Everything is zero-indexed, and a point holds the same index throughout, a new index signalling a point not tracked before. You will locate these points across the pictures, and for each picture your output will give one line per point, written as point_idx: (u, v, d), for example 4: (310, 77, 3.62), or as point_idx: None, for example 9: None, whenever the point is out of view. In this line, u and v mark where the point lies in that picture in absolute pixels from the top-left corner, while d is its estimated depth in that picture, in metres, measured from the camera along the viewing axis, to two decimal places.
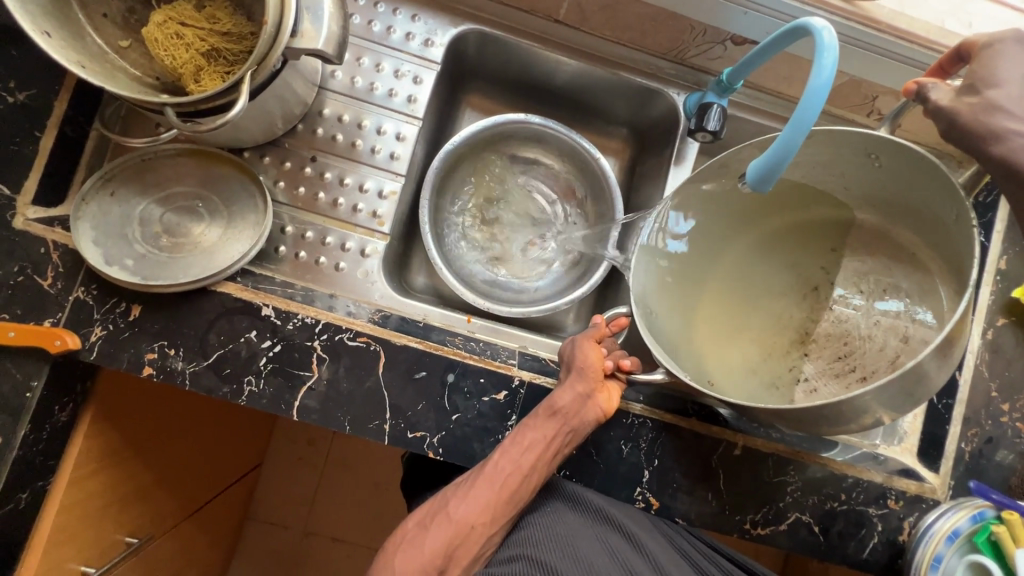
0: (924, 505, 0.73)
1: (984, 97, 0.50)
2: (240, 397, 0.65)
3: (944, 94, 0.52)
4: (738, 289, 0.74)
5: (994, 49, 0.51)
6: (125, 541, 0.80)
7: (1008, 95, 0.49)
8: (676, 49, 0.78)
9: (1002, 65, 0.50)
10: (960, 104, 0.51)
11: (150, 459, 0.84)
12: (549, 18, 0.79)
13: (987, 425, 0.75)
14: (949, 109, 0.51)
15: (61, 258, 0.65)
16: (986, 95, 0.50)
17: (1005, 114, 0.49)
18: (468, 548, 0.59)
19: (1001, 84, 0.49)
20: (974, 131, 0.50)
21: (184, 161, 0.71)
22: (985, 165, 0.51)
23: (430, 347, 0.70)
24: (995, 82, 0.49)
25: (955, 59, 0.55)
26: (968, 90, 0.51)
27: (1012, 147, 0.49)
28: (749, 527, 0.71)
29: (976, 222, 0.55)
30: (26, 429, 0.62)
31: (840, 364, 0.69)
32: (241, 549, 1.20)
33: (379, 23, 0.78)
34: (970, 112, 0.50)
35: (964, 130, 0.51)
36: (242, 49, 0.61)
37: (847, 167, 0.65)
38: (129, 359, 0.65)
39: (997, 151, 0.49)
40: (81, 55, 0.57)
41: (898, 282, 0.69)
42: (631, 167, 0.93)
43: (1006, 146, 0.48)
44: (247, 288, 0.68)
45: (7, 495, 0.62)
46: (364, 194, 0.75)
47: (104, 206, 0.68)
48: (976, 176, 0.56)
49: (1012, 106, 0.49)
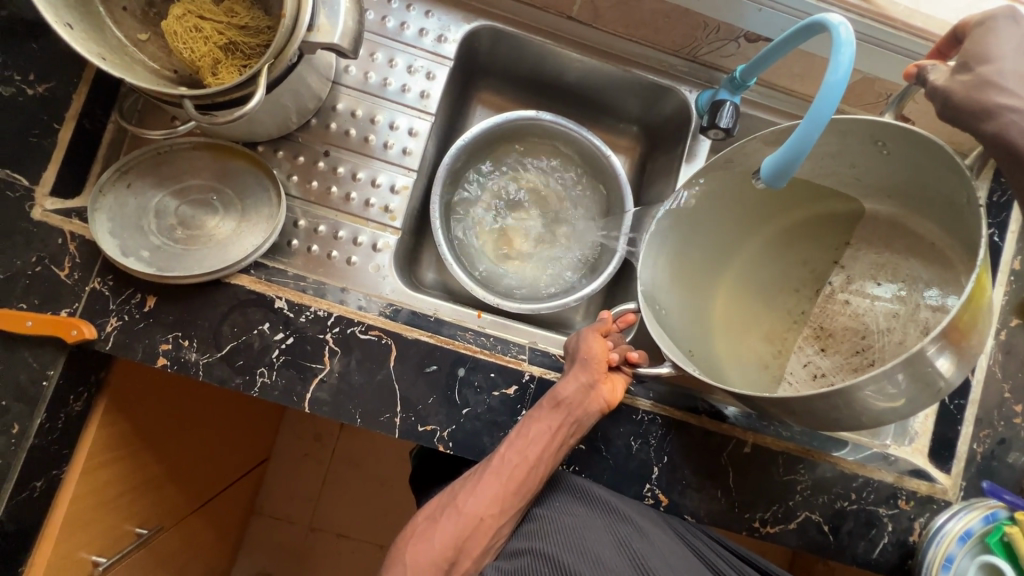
0: (934, 506, 0.72)
1: (977, 73, 0.49)
2: (252, 388, 0.66)
3: (942, 74, 0.52)
4: (748, 286, 0.76)
5: (985, 27, 0.50)
6: (136, 532, 0.81)
7: (1000, 70, 0.49)
8: (688, 46, 0.78)
9: (996, 42, 0.50)
10: (953, 82, 0.51)
11: (161, 451, 0.84)
12: (561, 14, 0.79)
13: (1000, 426, 0.74)
14: (943, 88, 0.51)
15: (78, 249, 0.66)
16: (979, 72, 0.50)
17: (999, 90, 0.48)
18: (478, 540, 0.59)
19: (995, 60, 0.49)
20: (968, 110, 0.50)
21: (199, 155, 0.72)
22: (983, 144, 0.51)
23: (441, 341, 0.70)
24: (988, 58, 0.49)
25: (952, 42, 0.55)
26: (962, 69, 0.51)
27: (1006, 124, 0.48)
28: (757, 525, 0.71)
29: (983, 203, 0.54)
30: (41, 418, 0.63)
31: (858, 358, 0.69)
32: (247, 544, 1.21)
33: (393, 19, 0.78)
34: (963, 90, 0.50)
35: (958, 110, 0.51)
36: (258, 43, 0.61)
37: (859, 157, 0.65)
38: (144, 349, 0.65)
39: (990, 129, 0.49)
40: (101, 47, 0.58)
41: (915, 274, 0.69)
42: (642, 166, 0.93)
43: (999, 123, 0.48)
44: (260, 280, 0.69)
45: (23, 483, 0.63)
46: (377, 189, 0.76)
47: (120, 198, 0.69)
48: (982, 158, 0.55)
49: (1005, 82, 0.48)
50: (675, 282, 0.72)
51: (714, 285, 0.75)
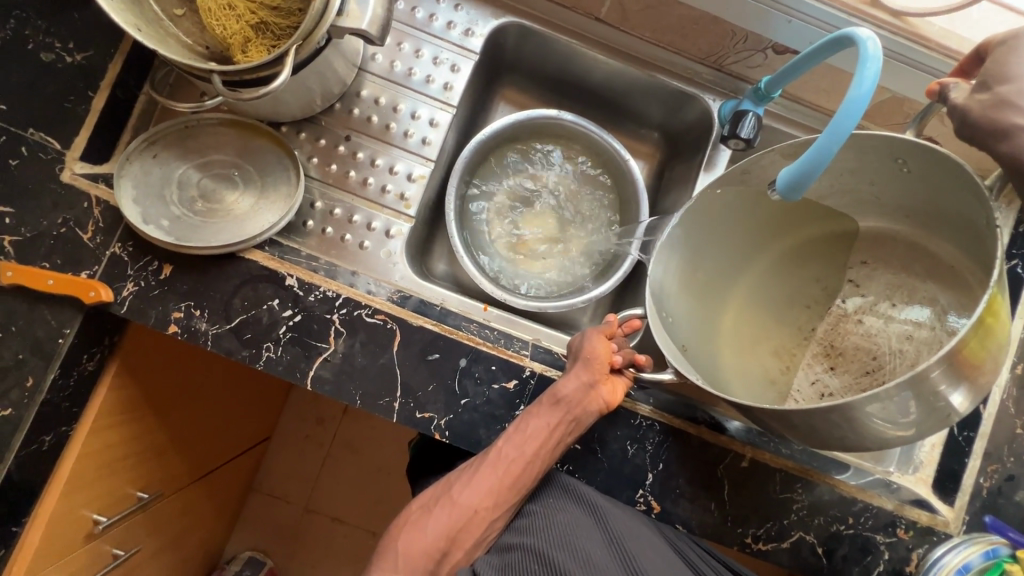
0: (934, 538, 0.71)
1: (995, 92, 0.49)
2: (258, 361, 0.67)
3: (962, 93, 0.52)
4: (758, 300, 0.75)
5: (1009, 44, 0.50)
6: (137, 496, 0.83)
7: (1021, 90, 0.48)
8: (715, 55, 0.77)
9: (1018, 61, 0.49)
10: (972, 101, 0.50)
11: (167, 419, 0.86)
12: (589, 15, 0.80)
13: (1009, 462, 0.72)
14: (961, 106, 0.51)
15: (102, 213, 0.68)
16: (997, 91, 0.49)
17: (1016, 110, 0.47)
18: (470, 531, 0.59)
19: (1015, 79, 0.48)
20: (985, 128, 0.49)
21: (224, 131, 0.74)
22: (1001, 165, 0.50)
23: (445, 331, 0.70)
24: (1008, 78, 0.48)
25: (976, 61, 0.54)
26: (980, 88, 0.50)
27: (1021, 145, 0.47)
28: (750, 541, 0.70)
29: (1001, 226, 0.53)
30: (55, 373, 0.65)
31: (868, 379, 0.68)
32: (243, 519, 1.23)
33: (423, 11, 0.79)
34: (980, 109, 0.49)
35: (975, 128, 0.50)
36: (288, 24, 0.63)
37: (878, 175, 0.64)
38: (157, 316, 0.67)
39: (1005, 150, 0.48)
40: (137, 19, 0.60)
41: (933, 296, 0.67)
42: (660, 173, 0.93)
43: (1015, 143, 0.47)
44: (273, 257, 0.70)
45: (32, 436, 0.65)
46: (394, 176, 0.77)
47: (146, 167, 0.70)
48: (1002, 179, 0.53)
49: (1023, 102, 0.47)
50: (685, 291, 0.71)
51: (724, 297, 0.75)
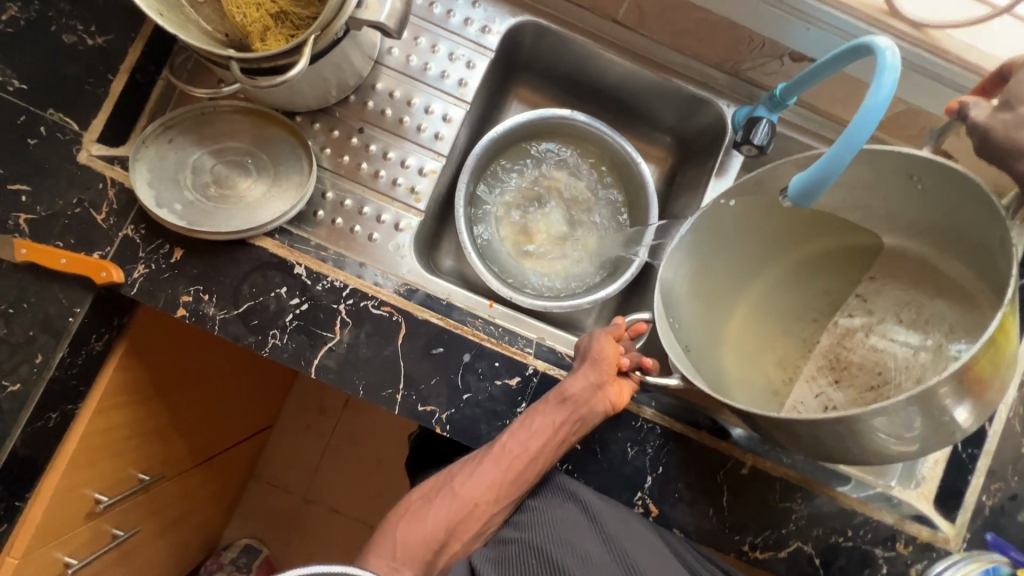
0: (933, 554, 0.70)
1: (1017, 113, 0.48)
2: (263, 347, 0.68)
3: (983, 111, 0.51)
4: (763, 310, 0.75)
5: None
6: (137, 477, 0.83)
7: None
8: (731, 60, 0.77)
9: None
10: (993, 120, 0.50)
11: (171, 404, 0.87)
12: (606, 17, 0.80)
13: (1013, 481, 0.72)
14: (982, 124, 0.50)
15: (116, 195, 0.69)
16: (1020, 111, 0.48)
17: None
18: (469, 524, 0.61)
19: None
20: (1005, 148, 0.49)
21: (239, 118, 0.74)
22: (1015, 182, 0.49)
23: (450, 325, 0.71)
24: None
25: (998, 80, 0.54)
26: (998, 105, 0.50)
27: None
28: (747, 549, 0.70)
29: (1015, 244, 0.52)
30: (64, 351, 0.66)
31: (872, 394, 0.68)
32: (242, 505, 1.24)
33: (440, 6, 0.80)
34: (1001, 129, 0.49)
35: (996, 148, 0.50)
36: (308, 14, 0.63)
37: (891, 191, 0.63)
38: (166, 298, 0.68)
39: None
40: (160, 5, 0.61)
41: (941, 315, 0.67)
42: (672, 178, 0.92)
43: None
44: (283, 245, 0.71)
45: (39, 412, 0.65)
46: (405, 170, 0.77)
47: (161, 151, 0.71)
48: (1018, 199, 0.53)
49: None
50: (692, 298, 0.71)
51: (729, 305, 0.74)
